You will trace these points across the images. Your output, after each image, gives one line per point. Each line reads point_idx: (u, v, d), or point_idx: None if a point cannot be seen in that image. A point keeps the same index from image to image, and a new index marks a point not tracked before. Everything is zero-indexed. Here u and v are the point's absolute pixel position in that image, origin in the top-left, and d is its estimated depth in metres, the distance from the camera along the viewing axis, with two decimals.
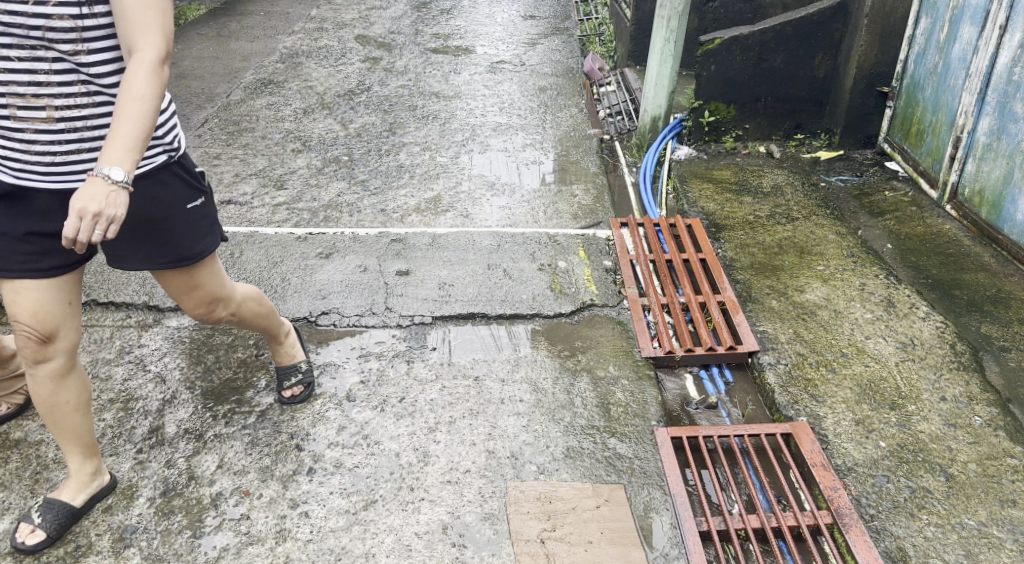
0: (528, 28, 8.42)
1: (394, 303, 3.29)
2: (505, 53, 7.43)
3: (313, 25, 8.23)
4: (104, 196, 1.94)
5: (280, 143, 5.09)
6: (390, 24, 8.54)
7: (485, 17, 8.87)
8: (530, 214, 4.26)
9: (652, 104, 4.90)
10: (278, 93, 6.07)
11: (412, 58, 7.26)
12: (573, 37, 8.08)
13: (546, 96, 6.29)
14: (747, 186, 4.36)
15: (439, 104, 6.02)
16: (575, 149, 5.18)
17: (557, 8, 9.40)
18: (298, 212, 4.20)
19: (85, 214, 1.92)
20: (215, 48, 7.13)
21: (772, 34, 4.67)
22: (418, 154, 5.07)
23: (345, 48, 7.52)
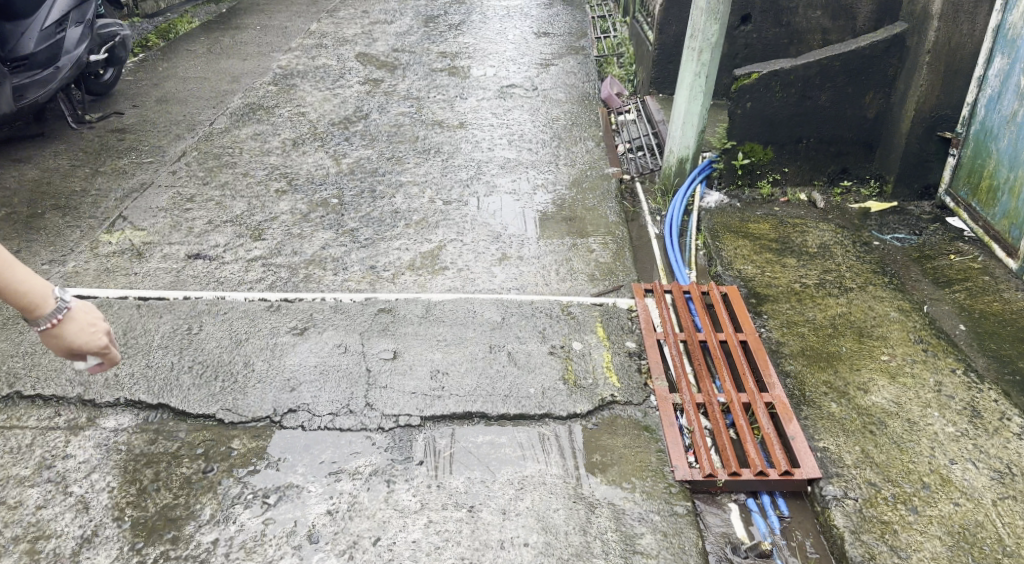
0: (541, 47, 7.93)
1: (374, 399, 2.73)
2: (515, 75, 6.93)
3: (312, 41, 7.75)
4: (82, 317, 1.92)
5: (263, 183, 4.60)
6: (393, 40, 8.04)
7: (495, 34, 8.38)
8: (539, 275, 3.74)
9: (678, 145, 4.42)
10: (267, 121, 5.59)
11: (415, 80, 6.77)
12: (589, 58, 7.57)
13: (559, 126, 5.78)
14: (790, 243, 3.82)
15: (441, 136, 5.52)
16: (591, 193, 4.65)
17: (572, 24, 8.90)
18: (275, 269, 3.70)
19: (98, 351, 1.94)
20: (204, 66, 6.65)
21: (817, 69, 4.17)
22: (416, 196, 4.57)
23: (344, 68, 7.03)
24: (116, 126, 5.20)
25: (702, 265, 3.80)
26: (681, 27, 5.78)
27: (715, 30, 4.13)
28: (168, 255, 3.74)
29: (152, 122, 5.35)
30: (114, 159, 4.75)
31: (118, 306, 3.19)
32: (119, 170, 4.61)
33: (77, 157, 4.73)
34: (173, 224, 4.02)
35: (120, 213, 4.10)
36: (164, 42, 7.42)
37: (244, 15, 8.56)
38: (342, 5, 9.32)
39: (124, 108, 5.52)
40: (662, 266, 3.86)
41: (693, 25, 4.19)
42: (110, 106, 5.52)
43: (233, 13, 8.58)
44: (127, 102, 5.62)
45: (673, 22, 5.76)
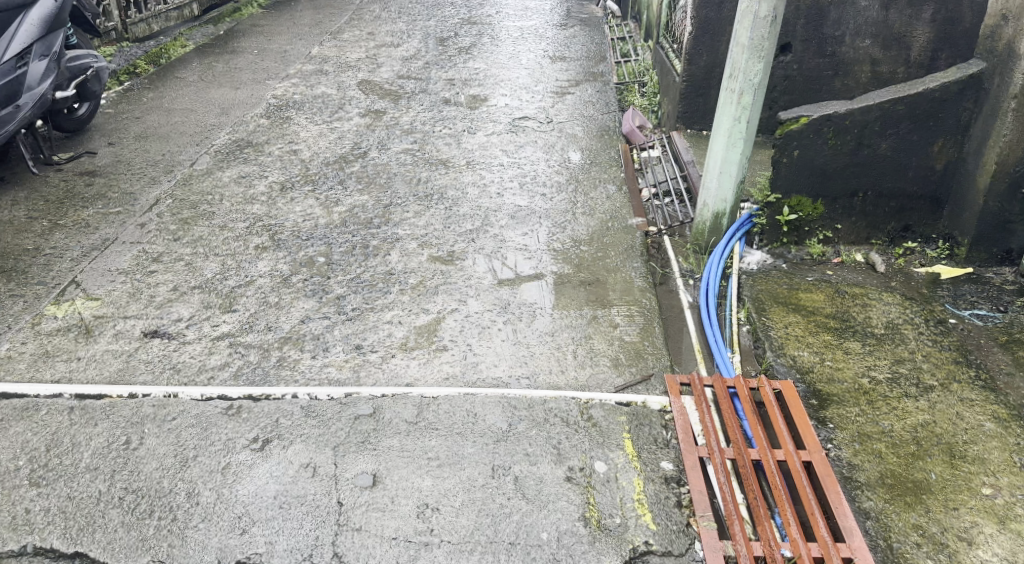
0: (557, 72, 7.41)
1: (344, 549, 2.20)
2: (529, 106, 6.40)
3: (312, 67, 7.27)
4: None
5: (242, 237, 4.07)
6: (399, 66, 7.54)
7: (508, 58, 7.87)
8: (553, 358, 3.16)
9: (714, 198, 3.87)
10: (254, 160, 5.07)
11: (420, 112, 6.26)
12: (608, 86, 7.04)
13: (577, 166, 5.24)
14: (850, 322, 3.24)
15: (446, 178, 4.99)
16: (612, 250, 4.08)
17: (588, 48, 8.39)
18: (243, 350, 3.15)
19: None
20: (192, 96, 6.15)
21: (877, 113, 3.63)
22: (414, 253, 4.04)
23: (344, 98, 6.53)
24: (86, 168, 4.69)
25: (747, 345, 3.21)
26: (713, 57, 5.24)
27: (759, 69, 3.60)
28: (121, 333, 3.21)
29: (126, 163, 4.84)
30: (77, 209, 4.24)
31: (47, 410, 2.66)
32: (81, 222, 4.09)
33: (37, 207, 4.22)
34: (133, 292, 3.50)
35: (73, 278, 3.57)
36: (153, 68, 6.94)
37: (242, 37, 8.09)
38: (346, 27, 8.83)
39: (98, 146, 5.02)
40: (700, 347, 3.26)
41: (733, 63, 3.66)
42: (82, 144, 5.02)
43: (231, 36, 8.11)
44: (102, 139, 5.12)
45: (703, 52, 5.23)
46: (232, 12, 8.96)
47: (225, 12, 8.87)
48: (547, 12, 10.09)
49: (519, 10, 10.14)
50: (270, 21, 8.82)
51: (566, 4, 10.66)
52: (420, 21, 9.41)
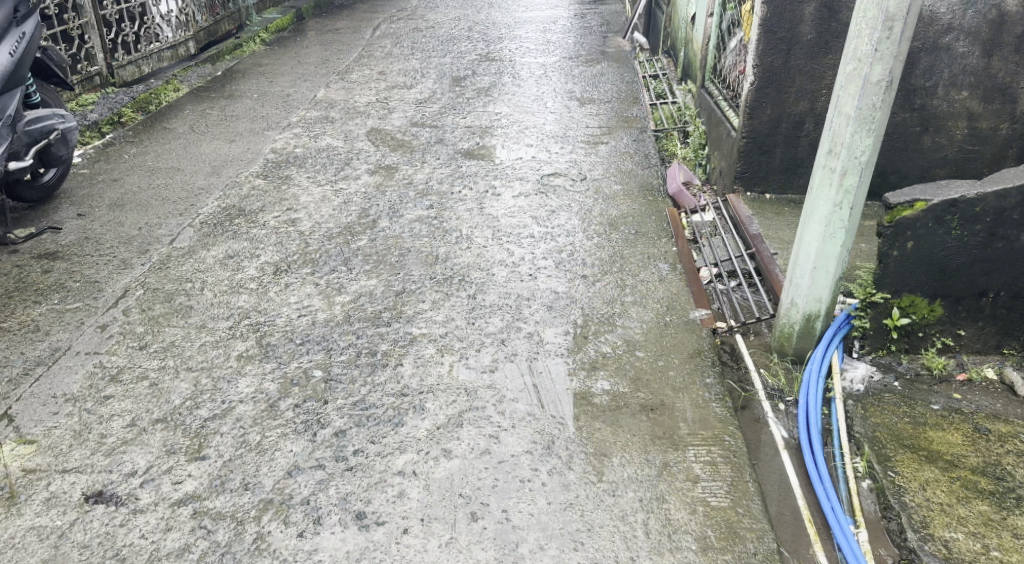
0: (586, 117, 6.76)
1: None
2: (559, 159, 5.76)
3: (317, 113, 6.61)
4: None
5: (222, 341, 3.34)
6: (412, 113, 6.87)
7: (532, 100, 7.23)
8: (618, 537, 2.38)
9: (809, 298, 3.14)
10: (245, 235, 4.36)
11: (437, 169, 5.57)
12: (646, 134, 6.33)
13: (620, 236, 4.51)
14: (1007, 483, 2.56)
15: (469, 255, 4.27)
16: (676, 356, 3.31)
17: (619, 88, 7.70)
18: (210, 525, 2.42)
19: None
20: (181, 152, 5.47)
21: (1016, 197, 2.95)
22: (433, 361, 3.29)
23: (352, 151, 5.84)
24: (46, 249, 3.99)
25: (872, 512, 2.51)
26: (778, 110, 4.52)
27: (868, 144, 2.89)
28: (54, 501, 2.48)
29: (95, 240, 4.15)
30: (27, 305, 3.52)
31: None
32: (28, 325, 3.38)
33: None
34: (78, 432, 2.77)
35: (5, 411, 2.85)
36: (141, 115, 6.28)
37: (241, 78, 7.44)
38: (355, 66, 8.18)
39: (64, 218, 4.32)
40: (812, 516, 2.52)
41: (833, 137, 2.95)
42: (46, 215, 4.33)
43: (229, 77, 7.46)
44: (70, 209, 4.42)
45: (768, 105, 4.51)
46: (232, 50, 8.37)
47: (224, 50, 8.25)
48: (571, 47, 9.43)
49: (541, 45, 9.48)
50: (273, 59, 8.18)
51: (590, 38, 10.00)
52: (434, 58, 8.76)
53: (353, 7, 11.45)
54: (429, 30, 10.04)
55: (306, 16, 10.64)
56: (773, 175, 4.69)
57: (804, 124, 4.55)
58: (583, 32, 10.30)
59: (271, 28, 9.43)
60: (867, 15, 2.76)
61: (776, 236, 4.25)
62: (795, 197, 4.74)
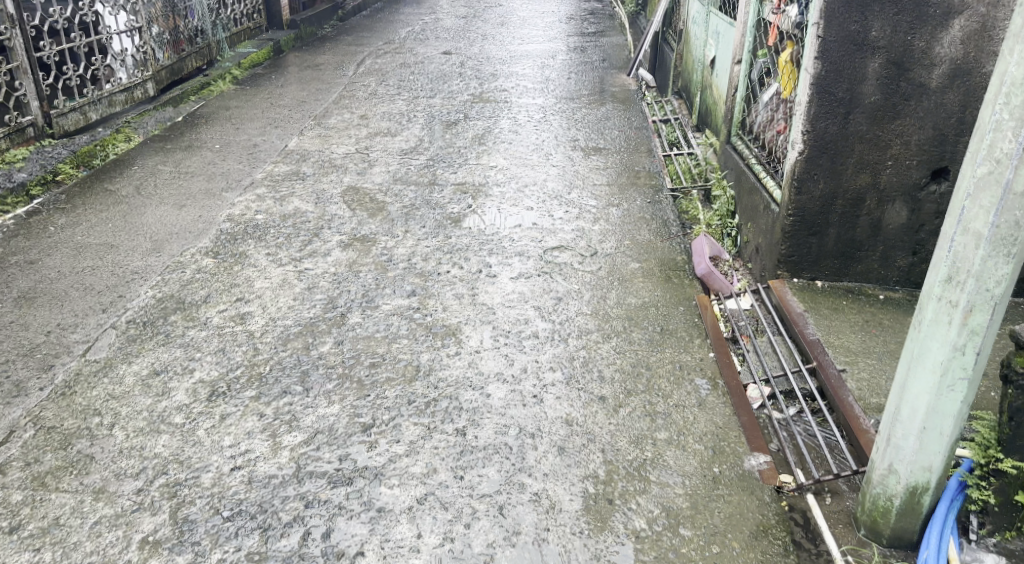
0: (592, 173, 6.00)
1: None
2: (563, 229, 4.98)
3: (287, 168, 5.82)
4: None
5: (126, 515, 2.54)
6: (395, 166, 6.09)
7: (530, 152, 6.48)
8: None
9: (919, 466, 2.32)
10: (181, 339, 3.55)
11: (422, 240, 4.76)
12: (661, 195, 5.58)
13: (643, 336, 3.71)
14: None
15: (456, 365, 3.43)
16: (734, 537, 2.50)
17: (627, 136, 6.94)
18: None
19: None
20: (119, 222, 4.67)
21: None
22: (405, 550, 2.43)
23: (323, 217, 5.03)
24: None
25: None
26: (833, 184, 3.76)
27: (1006, 273, 2.08)
28: None
29: None
30: None
31: None
32: None
33: None
34: None
35: None
36: (82, 172, 5.49)
37: (204, 125, 6.67)
38: (334, 108, 7.40)
39: None
40: None
41: (953, 259, 2.15)
42: None
43: (191, 123, 6.68)
44: None
45: (821, 178, 3.75)
46: (199, 90, 7.60)
47: (190, 90, 7.49)
48: (572, 85, 8.68)
49: (539, 83, 8.74)
50: (243, 101, 7.39)
51: (592, 74, 9.26)
52: (422, 98, 7.99)
53: (337, 40, 10.70)
54: (417, 66, 9.28)
55: (286, 50, 9.88)
56: (826, 260, 3.92)
57: (864, 200, 3.77)
58: (583, 67, 9.57)
59: (244, 63, 8.66)
60: (1012, 101, 1.98)
61: (840, 342, 3.41)
62: (852, 283, 3.93)
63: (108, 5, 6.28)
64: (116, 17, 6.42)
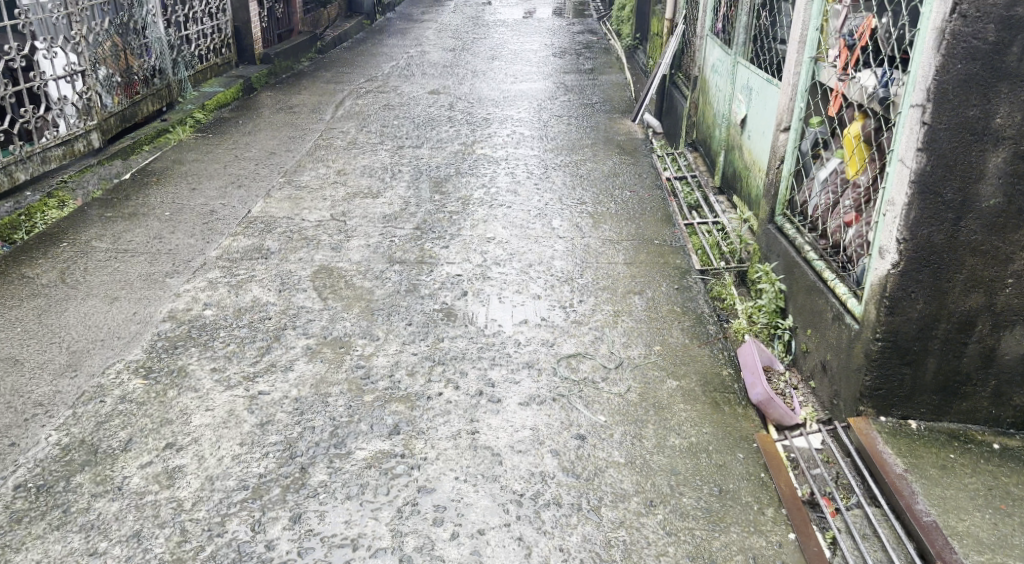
0: (605, 249, 5.18)
1: None
2: (578, 327, 4.13)
3: (248, 243, 4.95)
4: None
5: None
6: (376, 237, 5.22)
7: (532, 220, 5.66)
8: None
9: None
10: (83, 516, 2.68)
11: (407, 346, 3.90)
12: (689, 279, 4.76)
13: (695, 500, 2.86)
14: None
15: (453, 557, 2.57)
16: None
17: (640, 198, 6.14)
18: None
19: None
20: (31, 326, 3.79)
21: None
22: None
23: (287, 310, 4.16)
24: None
25: None
26: (935, 304, 2.98)
27: None
28: None
29: None
30: None
31: None
32: None
33: None
34: None
35: None
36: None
37: (155, 184, 5.79)
38: (307, 161, 6.54)
39: None
40: None
41: None
42: None
43: (139, 183, 5.81)
44: None
45: (920, 296, 2.96)
46: (154, 139, 6.73)
47: (144, 139, 6.62)
48: (573, 133, 7.88)
49: (537, 130, 7.93)
50: (203, 153, 6.52)
51: (593, 119, 8.47)
52: (407, 149, 7.16)
53: (314, 76, 9.85)
54: (402, 109, 8.45)
55: (256, 88, 9.02)
56: (922, 395, 3.12)
57: (975, 325, 2.99)
58: (583, 111, 8.78)
59: (208, 105, 7.79)
60: None
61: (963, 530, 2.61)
62: (954, 424, 3.14)
63: (42, 47, 5.40)
64: (53, 61, 5.53)
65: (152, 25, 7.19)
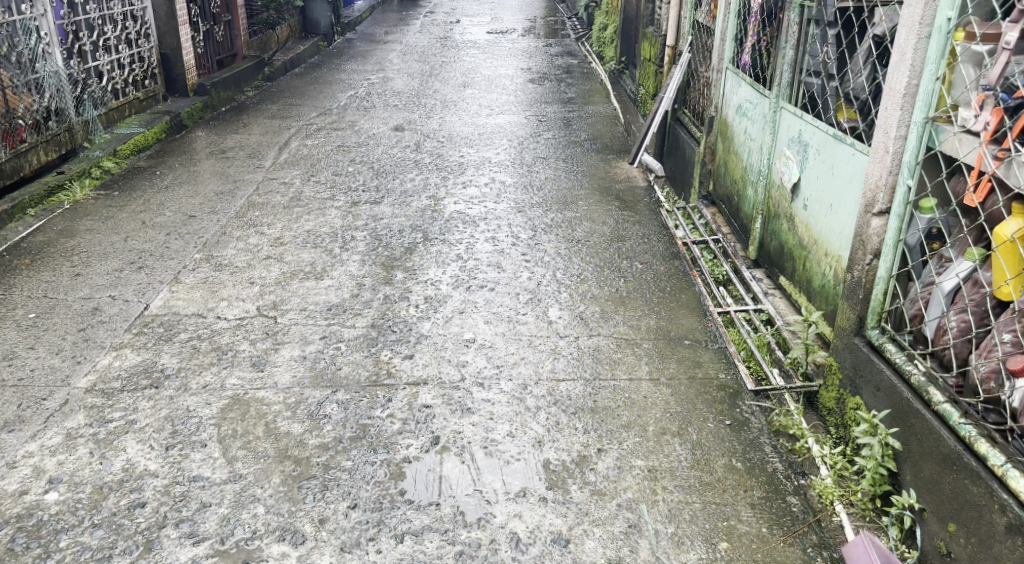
0: (621, 353, 3.93)
1: None
2: (599, 501, 2.86)
3: (136, 362, 3.63)
4: None
5: None
6: (314, 343, 3.90)
7: (521, 309, 4.40)
8: None
9: None
10: None
11: (349, 554, 2.58)
12: (743, 403, 3.53)
13: None
14: None
15: None
16: None
17: (656, 272, 4.92)
18: None
19: None
20: None
21: None
22: None
23: (171, 489, 2.83)
24: None
25: None
26: None
27: None
28: None
29: None
30: None
31: None
32: None
33: None
34: None
35: None
36: None
37: (27, 268, 4.44)
38: (235, 228, 5.22)
39: None
40: None
41: None
42: None
43: (6, 265, 4.46)
44: None
45: None
46: (42, 199, 5.38)
47: (28, 201, 5.27)
48: (562, 180, 6.65)
49: (520, 178, 6.68)
50: (102, 219, 5.17)
51: (583, 162, 7.24)
52: (363, 205, 5.87)
53: (258, 109, 8.52)
54: (359, 151, 7.17)
55: (188, 125, 7.67)
56: None
57: None
58: (571, 151, 7.56)
59: (121, 151, 6.43)
60: None
61: None
62: None
63: None
64: None
65: (45, 57, 5.81)
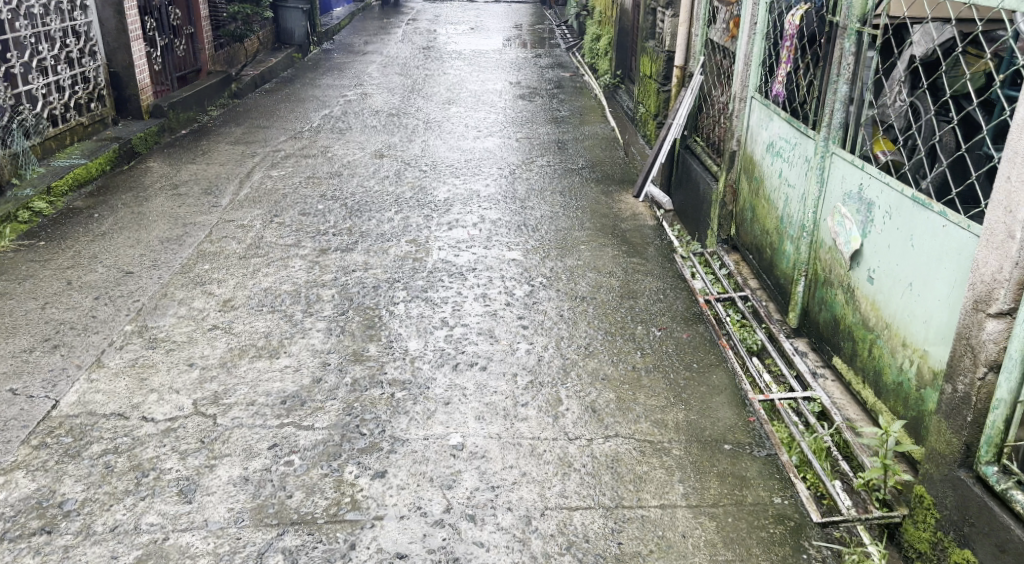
0: (646, 463, 3.16)
1: None
2: None
3: (29, 492, 2.84)
4: None
5: None
6: (262, 455, 3.11)
7: (518, 397, 3.62)
8: None
9: None
10: None
11: None
12: (807, 541, 2.76)
13: None
14: None
15: None
16: None
17: (678, 341, 4.15)
18: None
19: None
20: None
21: None
22: None
23: None
24: None
25: None
26: None
27: None
28: None
29: None
30: None
31: None
32: None
33: None
34: None
35: None
36: None
37: None
38: (177, 287, 4.42)
39: None
40: None
41: None
42: None
43: None
44: None
45: None
46: None
47: None
48: (561, 219, 5.87)
49: (512, 215, 5.90)
50: (19, 280, 4.37)
51: (582, 194, 6.47)
52: (331, 252, 5.07)
53: (221, 132, 7.71)
54: (331, 183, 6.37)
55: (139, 152, 6.85)
56: None
57: None
58: (569, 181, 6.78)
59: (56, 187, 5.61)
60: None
61: None
62: None
63: None
64: None
65: None
